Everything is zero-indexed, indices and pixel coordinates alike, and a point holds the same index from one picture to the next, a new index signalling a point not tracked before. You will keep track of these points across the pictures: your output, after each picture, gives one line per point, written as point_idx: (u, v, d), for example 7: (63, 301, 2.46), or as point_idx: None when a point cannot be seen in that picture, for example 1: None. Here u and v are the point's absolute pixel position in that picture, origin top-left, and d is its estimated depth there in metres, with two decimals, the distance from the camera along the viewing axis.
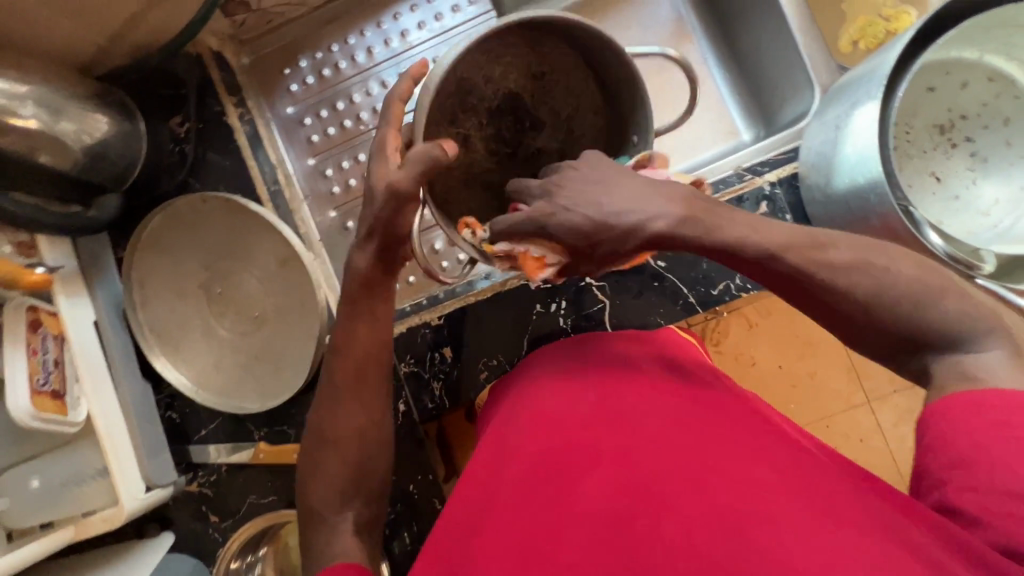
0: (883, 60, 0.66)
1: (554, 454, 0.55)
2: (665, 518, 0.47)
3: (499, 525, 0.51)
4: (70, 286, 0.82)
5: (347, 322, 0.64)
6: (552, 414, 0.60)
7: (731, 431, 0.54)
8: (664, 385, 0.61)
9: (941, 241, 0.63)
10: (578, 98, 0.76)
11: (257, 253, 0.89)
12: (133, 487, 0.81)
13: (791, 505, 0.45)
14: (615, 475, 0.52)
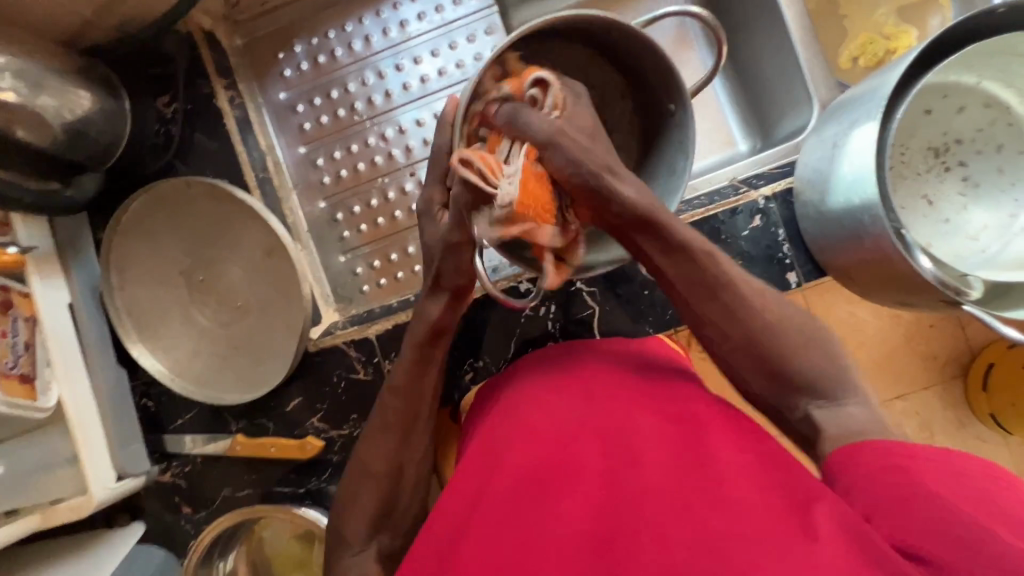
0: (884, 81, 0.66)
1: (535, 467, 0.55)
2: (647, 541, 0.47)
3: (480, 542, 0.51)
4: (44, 266, 0.79)
5: (412, 363, 0.70)
6: (535, 423, 0.59)
7: (713, 443, 0.54)
8: (648, 395, 0.60)
9: (930, 265, 0.63)
10: (603, 87, 0.77)
11: (242, 241, 0.87)
12: (104, 476, 0.80)
13: (770, 526, 0.45)
14: (596, 491, 0.52)
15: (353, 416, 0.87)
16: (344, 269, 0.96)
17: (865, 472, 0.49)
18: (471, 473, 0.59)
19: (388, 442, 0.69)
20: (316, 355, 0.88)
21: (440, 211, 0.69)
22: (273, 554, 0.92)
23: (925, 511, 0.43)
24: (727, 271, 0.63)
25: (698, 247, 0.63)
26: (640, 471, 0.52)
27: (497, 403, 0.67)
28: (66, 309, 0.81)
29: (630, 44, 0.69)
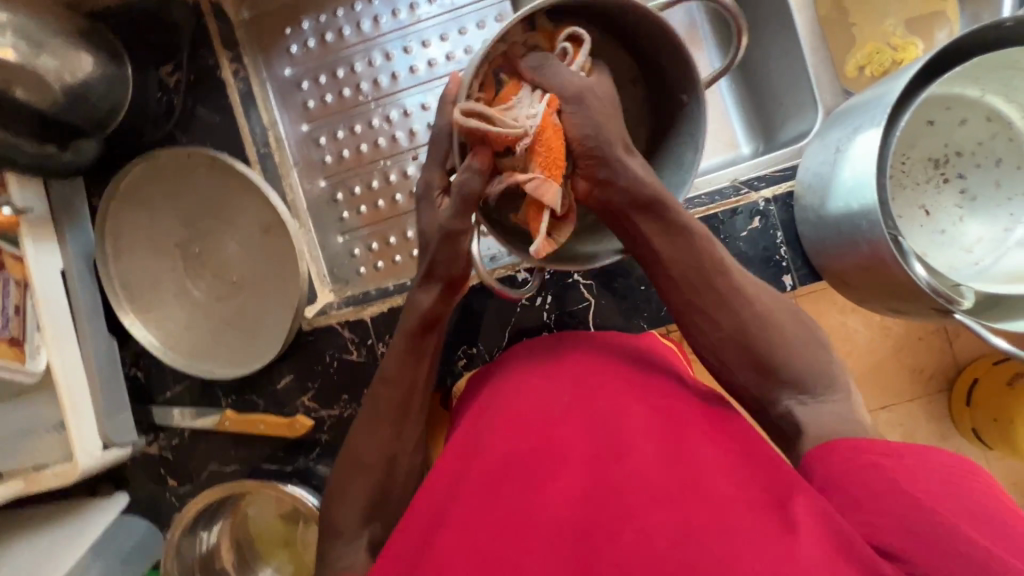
0: (890, 88, 0.67)
1: (520, 453, 0.55)
2: (626, 527, 0.48)
3: (462, 522, 0.52)
4: (37, 229, 0.78)
5: (402, 354, 0.69)
6: (522, 410, 0.60)
7: (698, 437, 0.54)
8: (635, 386, 0.61)
9: (925, 274, 0.63)
10: (613, 72, 0.72)
11: (239, 216, 0.86)
12: (90, 444, 0.79)
13: (750, 517, 0.46)
14: (580, 478, 0.53)
15: (344, 397, 0.87)
16: (341, 250, 0.96)
17: (839, 469, 0.50)
18: (456, 456, 0.59)
19: (380, 430, 0.69)
20: (309, 334, 0.87)
21: (440, 197, 0.64)
22: (258, 531, 0.92)
23: (899, 504, 0.44)
24: (724, 259, 0.64)
25: (698, 234, 0.63)
26: (624, 459, 0.53)
27: (484, 389, 0.68)
28: (58, 275, 0.80)
29: (652, 38, 0.64)
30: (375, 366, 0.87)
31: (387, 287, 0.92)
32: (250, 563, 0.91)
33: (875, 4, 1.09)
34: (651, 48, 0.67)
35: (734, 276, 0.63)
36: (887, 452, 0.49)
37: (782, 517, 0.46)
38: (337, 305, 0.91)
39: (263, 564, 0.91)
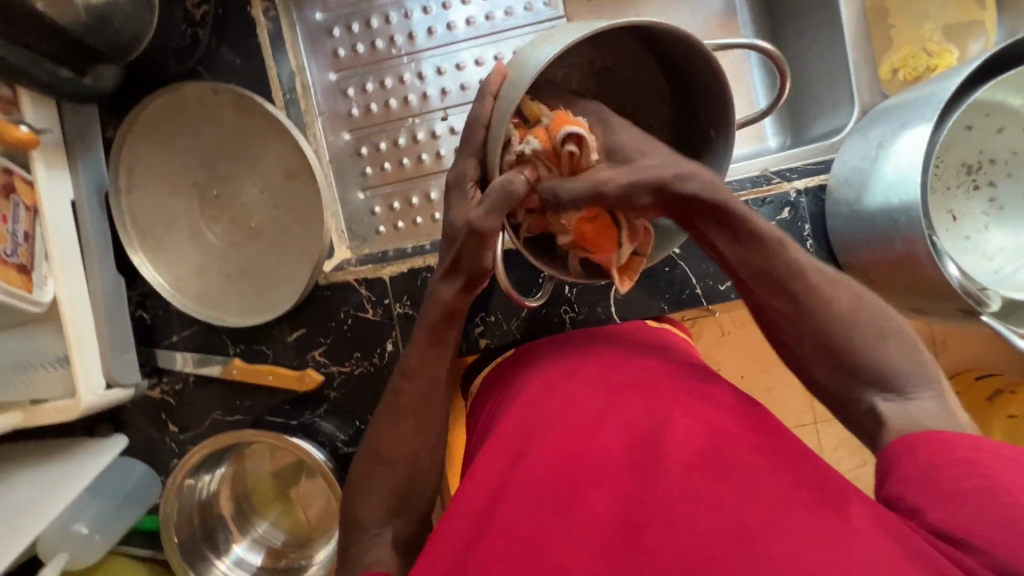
0: (943, 87, 0.67)
1: (559, 457, 0.54)
2: (675, 529, 0.47)
3: (505, 528, 0.51)
4: (49, 155, 0.75)
5: (425, 350, 0.67)
6: (557, 415, 0.59)
7: (739, 438, 0.54)
8: (670, 389, 0.61)
9: (958, 274, 0.65)
10: (643, 91, 0.71)
11: (262, 161, 0.83)
12: (94, 382, 0.77)
13: (803, 519, 0.45)
14: (622, 484, 0.52)
15: (356, 354, 0.86)
16: (362, 206, 0.94)
17: (912, 462, 0.48)
18: (491, 458, 0.58)
19: (403, 424, 0.66)
20: (326, 288, 0.85)
21: (473, 189, 0.62)
22: (257, 483, 0.89)
23: (973, 496, 0.44)
24: (798, 259, 0.59)
25: (783, 253, 0.59)
26: (665, 456, 0.52)
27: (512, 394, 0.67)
28: (69, 205, 0.77)
29: (692, 64, 0.63)
30: (391, 325, 0.85)
31: (406, 247, 0.90)
32: (246, 516, 0.89)
33: (917, 6, 1.08)
34: (679, 63, 0.65)
35: (811, 279, 0.58)
36: (954, 436, 0.48)
37: (835, 520, 0.45)
38: (352, 263, 0.89)
39: (259, 517, 0.90)
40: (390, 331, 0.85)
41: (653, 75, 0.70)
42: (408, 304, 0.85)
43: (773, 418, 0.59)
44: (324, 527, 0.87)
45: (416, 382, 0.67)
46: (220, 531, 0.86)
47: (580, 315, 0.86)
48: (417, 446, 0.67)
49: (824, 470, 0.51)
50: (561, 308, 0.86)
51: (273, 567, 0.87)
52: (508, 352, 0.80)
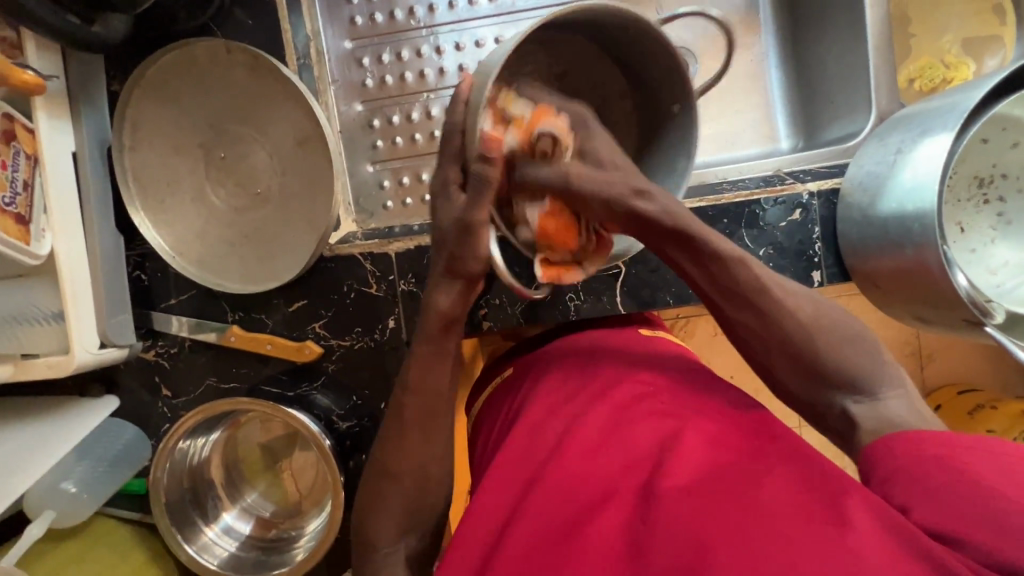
0: (966, 97, 0.67)
1: (567, 482, 0.55)
2: (675, 539, 0.47)
3: (514, 557, 0.52)
4: (53, 103, 0.72)
5: (436, 345, 0.66)
6: (562, 438, 0.60)
7: (736, 450, 0.54)
8: (675, 407, 0.61)
9: (966, 282, 0.66)
10: (603, 87, 0.73)
11: (272, 126, 0.81)
12: (88, 340, 0.76)
13: (808, 524, 0.44)
14: (630, 507, 0.52)
15: (357, 329, 0.85)
16: (370, 180, 0.92)
17: (899, 463, 0.49)
18: (502, 487, 0.59)
19: (411, 418, 0.66)
20: (330, 260, 0.84)
21: (458, 192, 0.61)
22: (250, 453, 0.89)
23: (961, 492, 0.44)
24: (760, 276, 0.62)
25: (741, 273, 0.61)
26: (670, 475, 0.52)
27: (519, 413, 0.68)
28: (70, 157, 0.75)
29: (642, 50, 0.66)
30: (394, 302, 0.84)
31: (412, 224, 0.89)
32: (236, 485, 0.88)
33: (937, 17, 1.08)
34: (632, 53, 0.68)
35: (773, 291, 0.61)
36: (943, 439, 0.49)
37: (838, 522, 0.44)
38: (357, 237, 0.87)
39: (249, 488, 0.89)
40: (393, 308, 0.84)
41: (607, 66, 0.72)
42: (412, 282, 0.84)
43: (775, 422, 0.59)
44: (315, 500, 0.86)
45: (425, 392, 0.66)
46: (209, 497, 0.86)
47: (585, 304, 0.85)
48: (421, 434, 0.66)
49: (827, 469, 0.50)
50: (565, 296, 0.85)
51: (261, 537, 0.86)
52: (515, 372, 0.80)
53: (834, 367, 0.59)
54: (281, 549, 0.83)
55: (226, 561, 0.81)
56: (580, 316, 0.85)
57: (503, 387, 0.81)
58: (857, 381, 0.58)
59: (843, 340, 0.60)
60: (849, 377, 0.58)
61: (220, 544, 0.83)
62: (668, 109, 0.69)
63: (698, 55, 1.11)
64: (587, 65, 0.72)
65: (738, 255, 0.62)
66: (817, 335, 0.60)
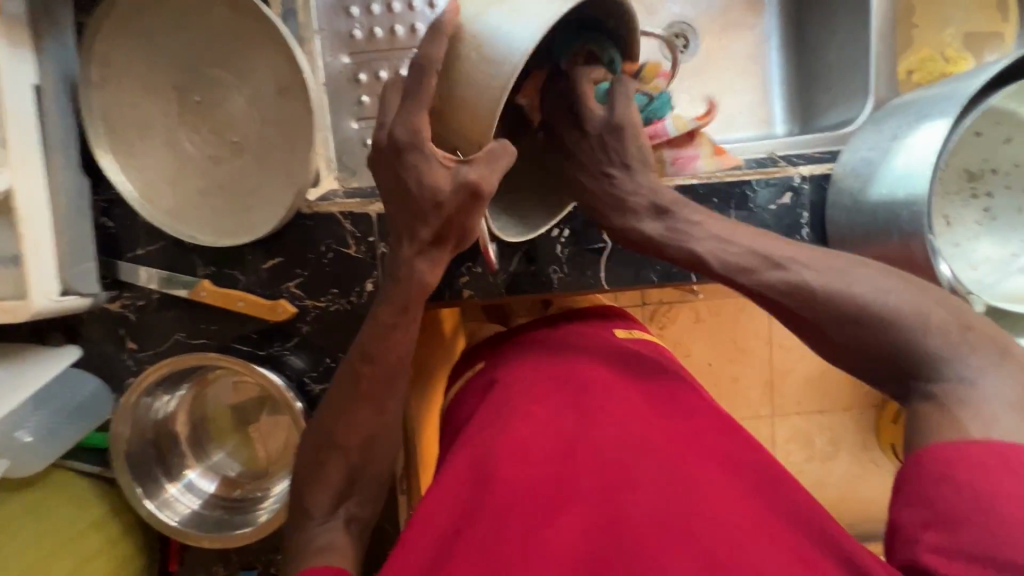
0: (966, 85, 0.66)
1: (534, 482, 0.55)
2: (646, 555, 0.48)
3: (477, 552, 0.50)
4: (12, 29, 0.68)
5: (412, 309, 0.63)
6: (528, 439, 0.59)
7: (701, 465, 0.57)
8: (645, 415, 0.62)
9: (949, 273, 0.66)
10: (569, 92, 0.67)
11: (251, 72, 0.76)
12: (48, 286, 0.72)
13: (771, 558, 0.48)
14: (593, 512, 0.53)
15: (333, 291, 0.83)
16: (354, 136, 0.89)
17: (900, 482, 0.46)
18: (462, 478, 0.59)
19: (384, 382, 0.65)
20: (308, 218, 0.81)
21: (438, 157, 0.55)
22: (217, 416, 0.86)
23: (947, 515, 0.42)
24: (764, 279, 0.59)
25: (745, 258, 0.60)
26: (636, 489, 0.53)
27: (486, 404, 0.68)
28: (31, 90, 0.70)
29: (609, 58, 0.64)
30: (372, 265, 0.82)
31: None
32: (201, 444, 0.86)
33: (941, 9, 1.06)
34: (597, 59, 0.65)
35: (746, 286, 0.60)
36: (965, 444, 0.44)
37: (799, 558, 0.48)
38: (337, 195, 0.84)
39: (214, 447, 0.87)
40: (371, 271, 0.82)
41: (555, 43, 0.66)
42: (392, 246, 0.81)
43: (730, 435, 0.63)
44: (282, 461, 0.84)
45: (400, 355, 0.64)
46: (173, 454, 0.84)
47: (569, 277, 0.84)
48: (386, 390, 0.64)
49: (785, 500, 0.55)
50: (549, 268, 0.84)
51: (226, 496, 0.84)
52: (486, 364, 0.80)
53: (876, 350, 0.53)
54: (245, 509, 0.82)
55: (188, 519, 0.80)
56: (562, 289, 0.84)
57: (475, 379, 0.80)
58: (927, 364, 0.51)
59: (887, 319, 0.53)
60: (907, 362, 0.52)
61: (182, 501, 0.81)
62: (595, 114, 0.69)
63: (700, 31, 1.08)
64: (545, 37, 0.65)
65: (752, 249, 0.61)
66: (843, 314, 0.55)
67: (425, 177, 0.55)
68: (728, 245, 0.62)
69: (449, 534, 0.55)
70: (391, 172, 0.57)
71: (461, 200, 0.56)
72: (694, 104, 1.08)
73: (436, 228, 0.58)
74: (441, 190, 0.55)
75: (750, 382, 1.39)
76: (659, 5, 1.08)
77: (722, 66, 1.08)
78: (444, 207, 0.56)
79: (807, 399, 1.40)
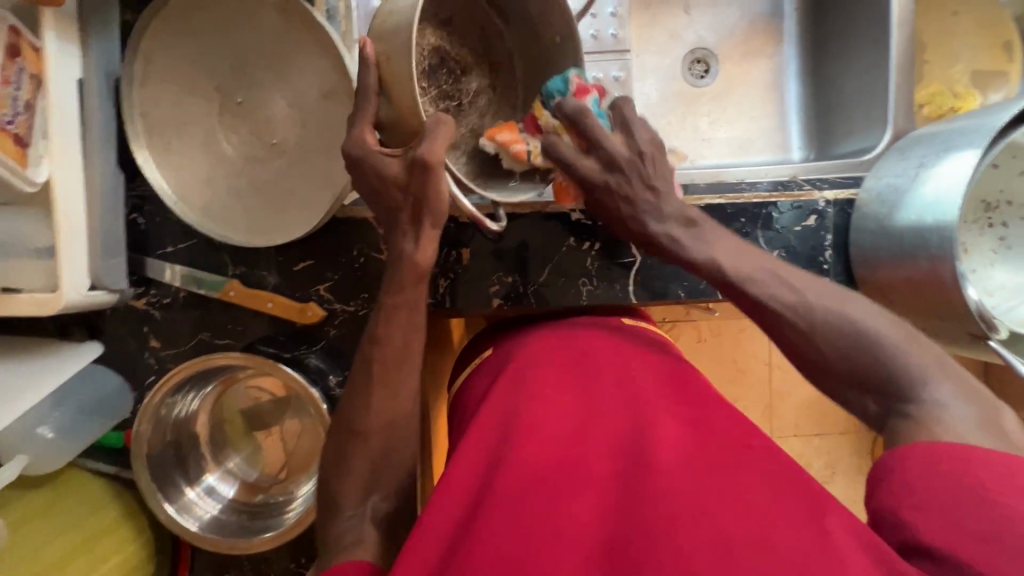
0: (993, 117, 0.68)
1: (544, 465, 0.55)
2: (658, 536, 0.47)
3: (485, 533, 0.49)
4: (62, 23, 0.68)
5: None
6: (542, 420, 0.60)
7: (714, 450, 0.56)
8: (654, 402, 0.62)
9: (977, 296, 0.68)
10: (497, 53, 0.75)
11: (295, 75, 0.77)
12: (79, 279, 0.71)
13: (792, 539, 0.46)
14: (603, 499, 0.53)
15: (363, 296, 0.83)
16: None
17: (899, 472, 0.50)
18: (473, 467, 0.58)
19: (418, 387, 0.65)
20: (342, 222, 0.82)
21: (371, 139, 0.61)
22: (237, 417, 0.85)
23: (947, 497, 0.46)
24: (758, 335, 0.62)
25: (698, 258, 0.64)
26: (652, 467, 0.53)
27: (498, 387, 0.68)
28: (76, 84, 0.71)
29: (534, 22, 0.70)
30: None
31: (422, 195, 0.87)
32: (220, 447, 0.85)
33: (952, 46, 1.11)
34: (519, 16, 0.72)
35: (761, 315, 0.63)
36: (934, 444, 0.50)
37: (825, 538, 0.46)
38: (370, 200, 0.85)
39: (232, 451, 0.85)
40: None
41: (479, 10, 0.73)
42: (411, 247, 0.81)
43: (742, 424, 0.62)
44: (304, 465, 0.83)
45: None
46: (191, 455, 0.82)
47: (598, 290, 0.84)
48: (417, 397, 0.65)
49: (802, 477, 0.54)
50: (580, 281, 0.84)
51: (247, 501, 0.83)
52: (496, 353, 0.80)
53: (847, 369, 0.59)
54: (268, 514, 0.80)
55: (208, 523, 0.78)
56: (591, 302, 0.84)
57: (484, 366, 0.80)
58: (895, 387, 0.57)
59: (859, 341, 0.58)
60: (891, 380, 0.57)
61: (202, 506, 0.80)
62: (552, 39, 0.70)
63: (724, 55, 1.12)
64: (465, 12, 0.73)
65: (729, 258, 0.64)
66: (818, 336, 0.60)
67: (382, 171, 0.61)
68: (696, 244, 0.65)
69: (459, 523, 0.54)
70: (367, 187, 0.63)
71: (418, 178, 0.60)
72: (714, 127, 1.11)
73: (409, 212, 0.63)
74: (398, 176, 0.61)
75: (751, 402, 1.42)
76: (682, 30, 1.11)
77: (742, 90, 1.12)
78: (407, 188, 0.61)
79: (807, 421, 1.43)
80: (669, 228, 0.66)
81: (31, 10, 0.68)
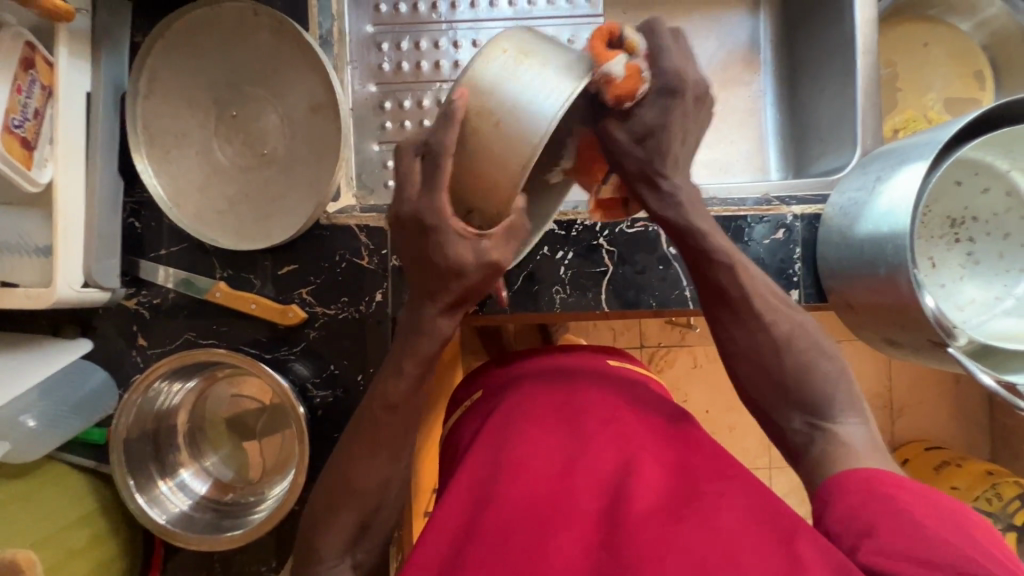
0: (940, 133, 0.71)
1: (531, 502, 0.60)
2: (638, 566, 0.52)
3: (479, 565, 0.55)
4: (75, 41, 0.75)
5: None
6: (529, 461, 0.65)
7: (690, 486, 0.60)
8: (637, 441, 0.67)
9: (934, 305, 0.70)
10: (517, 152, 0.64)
11: (289, 91, 0.84)
12: (72, 276, 0.75)
13: (754, 563, 0.50)
14: (589, 531, 0.58)
15: (343, 299, 0.86)
16: (375, 157, 0.96)
17: (841, 497, 0.55)
18: (464, 498, 0.64)
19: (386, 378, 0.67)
20: (326, 229, 0.85)
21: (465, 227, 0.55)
22: (218, 418, 0.87)
23: (884, 520, 0.51)
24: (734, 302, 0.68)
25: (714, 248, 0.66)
26: (629, 507, 0.58)
27: (488, 424, 0.73)
28: (83, 97, 0.77)
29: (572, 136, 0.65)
30: (383, 276, 0.86)
31: (371, 207, 0.91)
32: (199, 446, 0.87)
33: (924, 75, 1.15)
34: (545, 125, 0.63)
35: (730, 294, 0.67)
36: (873, 471, 0.57)
37: (787, 559, 0.50)
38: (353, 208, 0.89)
39: (210, 450, 0.87)
40: (382, 282, 0.86)
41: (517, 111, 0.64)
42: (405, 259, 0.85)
43: (719, 455, 0.66)
44: (280, 467, 0.85)
45: None
46: (170, 453, 0.84)
47: (570, 297, 0.86)
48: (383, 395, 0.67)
49: (771, 504, 0.57)
50: (553, 289, 0.86)
51: (218, 499, 0.85)
52: (485, 394, 0.83)
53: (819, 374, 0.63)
54: (238, 513, 0.82)
55: (177, 518, 0.79)
56: (564, 309, 0.86)
57: (473, 405, 0.84)
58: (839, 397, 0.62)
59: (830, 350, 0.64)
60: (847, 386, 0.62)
61: (173, 500, 0.81)
62: None
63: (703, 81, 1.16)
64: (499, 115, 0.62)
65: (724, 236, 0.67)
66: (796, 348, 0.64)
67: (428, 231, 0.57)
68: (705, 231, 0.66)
69: (450, 551, 0.59)
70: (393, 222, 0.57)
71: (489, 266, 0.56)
72: None
73: None
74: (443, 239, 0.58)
75: (748, 431, 1.40)
76: None
77: (721, 112, 1.16)
78: None
79: None
80: (678, 194, 0.64)
81: (48, 29, 0.74)
